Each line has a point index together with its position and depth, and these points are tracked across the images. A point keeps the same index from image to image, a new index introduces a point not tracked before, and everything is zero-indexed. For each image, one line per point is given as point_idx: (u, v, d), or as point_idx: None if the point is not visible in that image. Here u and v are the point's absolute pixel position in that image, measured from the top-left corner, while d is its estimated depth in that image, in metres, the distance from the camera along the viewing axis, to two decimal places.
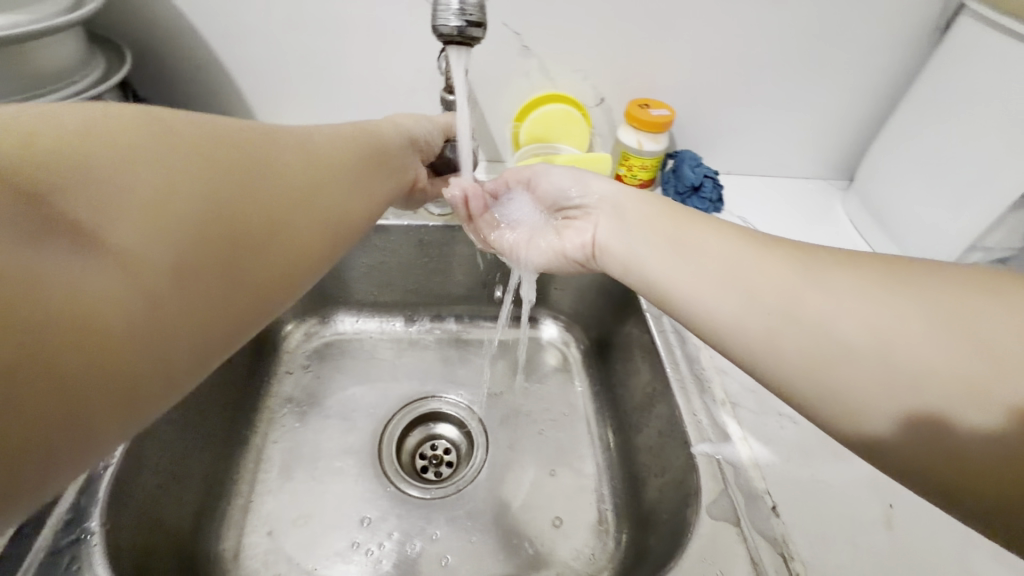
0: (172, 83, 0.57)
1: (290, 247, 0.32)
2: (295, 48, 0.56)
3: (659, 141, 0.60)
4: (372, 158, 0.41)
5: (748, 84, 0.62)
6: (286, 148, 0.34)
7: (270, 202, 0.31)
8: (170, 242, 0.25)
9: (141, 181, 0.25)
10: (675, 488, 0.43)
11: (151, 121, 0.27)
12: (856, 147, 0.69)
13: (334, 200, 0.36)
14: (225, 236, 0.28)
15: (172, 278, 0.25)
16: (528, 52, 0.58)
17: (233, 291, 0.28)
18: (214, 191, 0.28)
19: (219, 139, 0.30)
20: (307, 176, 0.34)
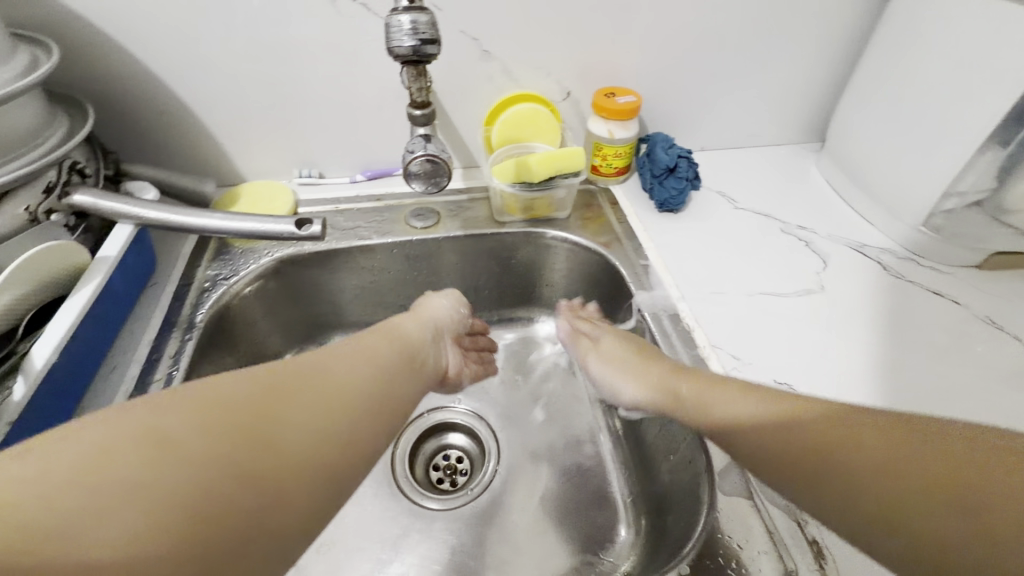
0: (136, 129, 0.57)
1: (283, 532, 0.27)
2: (258, 80, 0.56)
3: (630, 128, 0.60)
4: (391, 369, 0.38)
5: (710, 60, 0.63)
6: (300, 398, 0.31)
7: (303, 424, 0.30)
8: (183, 513, 0.24)
9: (115, 515, 0.23)
10: (686, 469, 0.43)
11: (146, 423, 0.26)
12: (823, 108, 0.70)
13: (343, 450, 0.31)
14: (203, 550, 0.24)
15: (188, 551, 0.23)
16: (489, 56, 0.58)
17: (270, 529, 0.26)
18: (190, 494, 0.25)
19: (210, 427, 0.27)
20: (316, 434, 0.30)
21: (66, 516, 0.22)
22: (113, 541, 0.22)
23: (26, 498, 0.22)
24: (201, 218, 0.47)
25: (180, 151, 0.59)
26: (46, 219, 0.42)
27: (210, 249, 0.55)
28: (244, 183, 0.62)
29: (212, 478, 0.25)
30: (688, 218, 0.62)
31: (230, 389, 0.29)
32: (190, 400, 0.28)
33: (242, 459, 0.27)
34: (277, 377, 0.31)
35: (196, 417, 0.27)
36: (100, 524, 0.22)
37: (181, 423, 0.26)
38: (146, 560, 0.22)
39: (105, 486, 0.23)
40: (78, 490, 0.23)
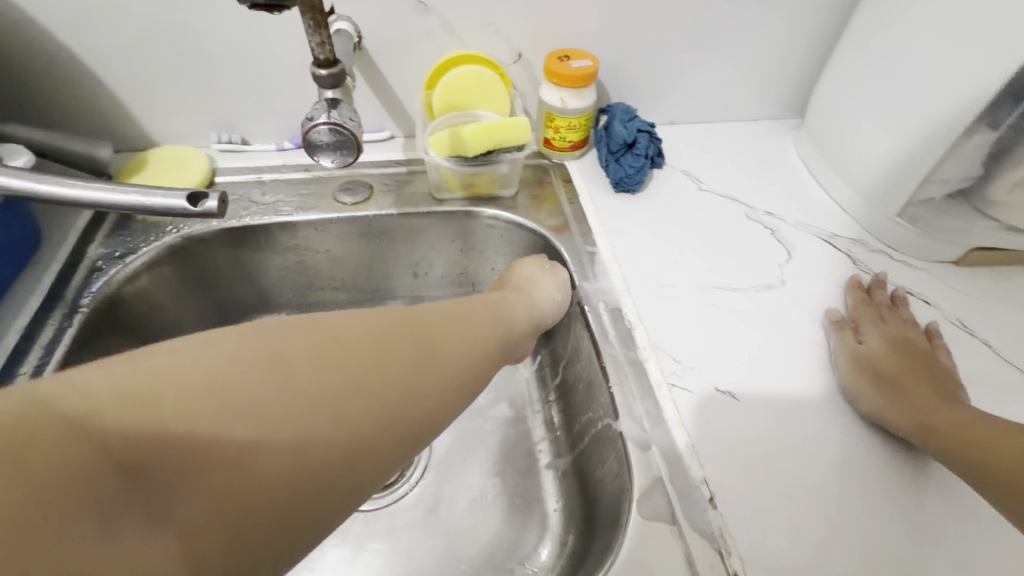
0: (18, 82, 0.50)
1: (353, 486, 0.26)
2: (157, 29, 0.49)
3: (585, 97, 0.54)
4: (490, 347, 0.35)
5: (679, 21, 0.56)
6: (403, 356, 0.29)
7: (402, 377, 0.29)
8: (287, 428, 0.25)
9: (224, 413, 0.24)
10: (615, 483, 0.39)
11: (274, 345, 0.27)
12: (804, 79, 0.63)
13: (426, 412, 0.29)
14: (287, 482, 0.24)
15: (286, 464, 0.24)
16: (425, 9, 0.51)
17: (351, 469, 0.26)
18: (296, 414, 0.25)
19: (320, 357, 0.27)
20: (406, 391, 0.29)
21: (187, 413, 0.23)
22: (220, 451, 0.23)
23: (167, 383, 0.23)
24: (74, 186, 0.40)
25: (76, 110, 0.52)
26: None
27: (108, 223, 0.49)
28: (154, 149, 0.55)
29: (315, 405, 0.26)
30: (647, 200, 0.56)
31: (353, 330, 0.29)
32: (320, 331, 0.28)
33: (343, 404, 0.26)
34: (394, 326, 0.30)
35: (322, 352, 0.27)
36: (214, 429, 0.23)
37: (296, 346, 0.27)
38: (244, 477, 0.23)
39: (224, 383, 0.24)
40: (214, 382, 0.24)
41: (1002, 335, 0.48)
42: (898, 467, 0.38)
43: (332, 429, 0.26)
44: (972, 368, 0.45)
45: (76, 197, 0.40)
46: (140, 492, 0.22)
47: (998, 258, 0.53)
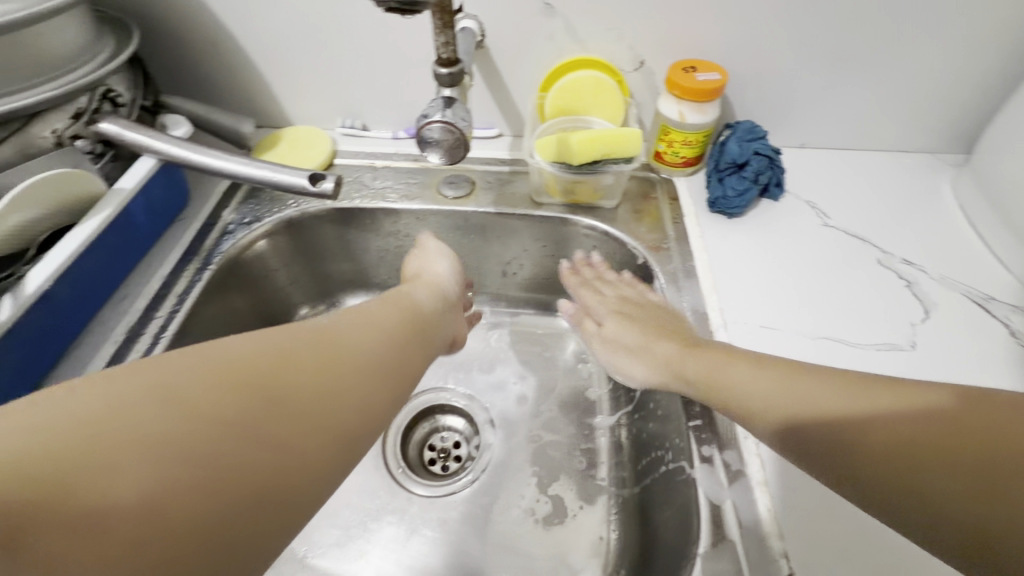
0: (188, 62, 0.56)
1: (297, 490, 0.27)
2: (304, 20, 0.53)
3: (706, 112, 0.50)
4: (404, 339, 0.37)
5: (829, 37, 0.50)
6: (310, 371, 0.30)
7: (313, 389, 0.29)
8: (181, 475, 0.23)
9: (111, 471, 0.22)
10: (678, 528, 0.37)
11: (157, 386, 0.25)
12: (978, 111, 0.54)
13: (344, 421, 0.30)
14: (222, 498, 0.24)
15: (181, 517, 0.23)
16: (551, 11, 0.50)
17: (261, 502, 0.25)
18: (190, 456, 0.24)
19: (213, 392, 0.26)
20: (321, 402, 0.29)
21: (85, 451, 0.22)
22: (125, 487, 0.22)
23: (57, 428, 0.22)
24: (220, 158, 0.45)
25: (231, 89, 0.58)
26: (71, 144, 0.42)
27: (241, 191, 0.55)
28: (288, 128, 0.61)
29: (213, 442, 0.25)
30: (760, 229, 0.52)
31: (256, 348, 0.29)
32: (204, 367, 0.27)
33: (261, 412, 0.27)
34: (297, 339, 0.31)
35: (227, 372, 0.27)
36: (118, 464, 0.22)
37: (184, 384, 0.26)
38: (171, 499, 0.23)
39: (111, 436, 0.23)
40: (92, 439, 0.22)
41: None
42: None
43: (233, 462, 0.25)
44: None
45: (220, 168, 0.45)
46: (46, 539, 0.20)
47: None
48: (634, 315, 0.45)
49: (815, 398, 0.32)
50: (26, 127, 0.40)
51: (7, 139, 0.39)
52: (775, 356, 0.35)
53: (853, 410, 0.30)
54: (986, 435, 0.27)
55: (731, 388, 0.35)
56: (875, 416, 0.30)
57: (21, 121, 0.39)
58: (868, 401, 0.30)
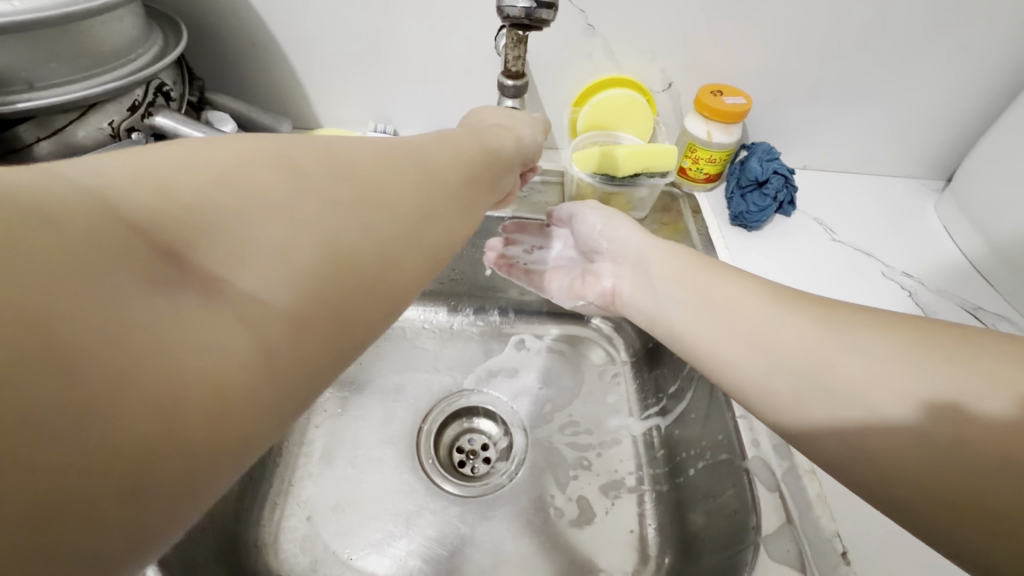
0: (223, 59, 0.56)
1: (404, 293, 0.23)
2: (347, 26, 0.53)
3: (732, 132, 0.54)
4: (493, 171, 0.32)
5: (837, 72, 0.55)
6: (403, 174, 0.25)
7: (413, 194, 0.25)
8: (294, 274, 0.19)
9: (218, 250, 0.18)
10: (727, 518, 0.40)
11: (257, 166, 0.21)
12: (956, 144, 0.61)
13: (446, 242, 0.26)
14: (344, 276, 0.21)
15: (295, 322, 0.19)
16: (592, 31, 0.53)
17: (374, 316, 0.22)
18: (303, 256, 0.20)
19: (312, 181, 0.22)
20: (425, 214, 0.25)
21: (202, 206, 0.19)
22: (243, 279, 0.18)
23: (179, 182, 0.19)
24: None
25: (264, 87, 0.58)
26: (127, 137, 0.42)
27: None
28: (319, 129, 0.61)
29: (324, 244, 0.21)
30: (776, 241, 0.56)
31: (356, 147, 0.25)
32: (301, 158, 0.23)
33: (370, 201, 0.23)
34: (390, 143, 0.27)
35: (323, 155, 0.23)
36: (242, 226, 0.19)
37: (277, 170, 0.21)
38: (294, 272, 0.19)
39: (210, 209, 0.19)
40: (189, 212, 0.18)
41: None
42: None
43: (348, 268, 0.21)
44: None
45: None
46: (183, 296, 0.17)
47: None
48: (626, 259, 0.43)
49: (809, 360, 0.31)
50: (83, 117, 0.40)
51: (67, 128, 0.40)
52: (762, 298, 0.34)
53: (843, 376, 0.29)
54: (969, 454, 0.25)
55: (721, 318, 0.35)
56: (866, 397, 0.28)
57: (81, 111, 0.40)
58: (873, 375, 0.28)
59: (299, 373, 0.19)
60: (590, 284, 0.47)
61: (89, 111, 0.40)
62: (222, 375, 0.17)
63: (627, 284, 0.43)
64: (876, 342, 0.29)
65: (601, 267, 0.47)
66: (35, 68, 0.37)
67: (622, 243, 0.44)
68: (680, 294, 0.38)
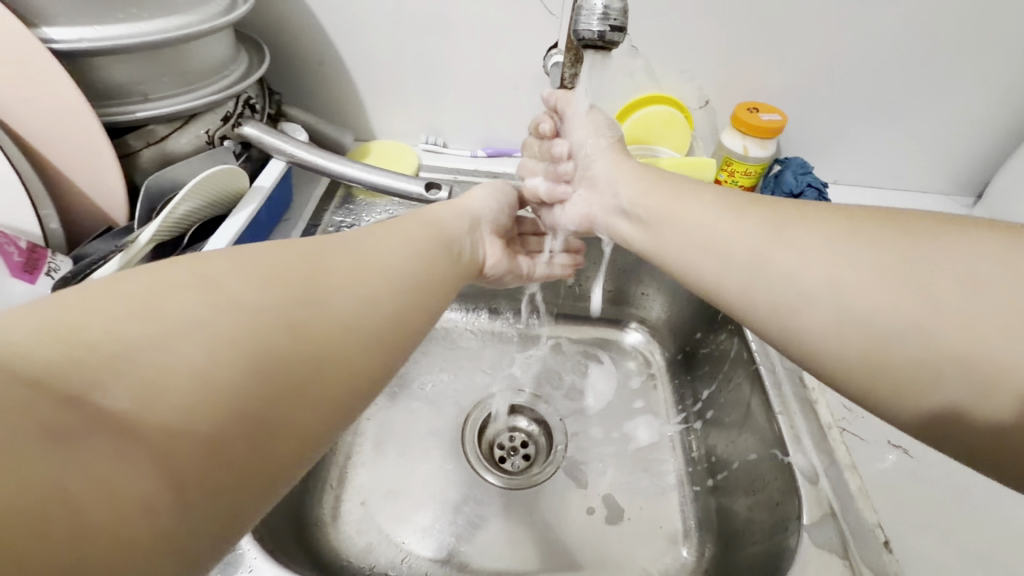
0: (295, 75, 0.61)
1: (332, 393, 0.25)
2: (410, 46, 0.58)
3: (767, 147, 0.57)
4: (434, 259, 0.36)
5: (871, 90, 0.58)
6: (329, 277, 0.28)
7: (339, 297, 0.28)
8: (209, 400, 0.21)
9: (131, 384, 0.19)
10: (769, 511, 0.42)
11: (171, 301, 0.23)
12: (987, 162, 0.63)
13: (377, 333, 0.28)
14: (262, 389, 0.23)
15: (208, 447, 0.20)
16: (636, 52, 0.57)
17: (294, 426, 0.24)
18: (218, 380, 0.21)
19: (228, 302, 0.24)
20: (355, 311, 0.28)
21: (118, 348, 0.20)
22: (156, 411, 0.19)
23: (96, 330, 0.20)
24: (343, 163, 0.49)
25: (326, 101, 0.63)
26: (220, 144, 0.46)
27: (337, 196, 0.59)
28: (375, 141, 0.65)
29: (244, 363, 0.23)
30: None
31: (280, 269, 0.27)
32: (215, 282, 0.25)
33: (282, 311, 0.25)
34: (312, 255, 0.30)
35: (234, 275, 0.26)
36: (156, 355, 0.21)
37: (196, 298, 0.23)
38: (208, 393, 0.21)
39: (125, 349, 0.20)
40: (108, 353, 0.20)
41: None
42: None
43: (266, 384, 0.23)
44: None
45: (343, 173, 0.49)
46: (93, 435, 0.18)
47: None
48: (595, 181, 0.44)
49: (758, 259, 0.32)
50: (185, 126, 0.44)
51: (169, 136, 0.44)
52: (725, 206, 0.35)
53: (782, 267, 0.31)
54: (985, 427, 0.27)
55: (679, 229, 0.37)
56: (797, 282, 0.31)
57: (183, 121, 0.44)
58: (824, 262, 0.30)
59: (215, 491, 0.20)
60: (566, 211, 0.48)
61: (189, 120, 0.44)
62: (135, 500, 0.18)
63: (597, 207, 0.44)
64: (817, 238, 0.31)
65: (570, 194, 0.47)
66: (148, 82, 0.41)
67: (594, 166, 0.44)
68: (645, 206, 0.39)
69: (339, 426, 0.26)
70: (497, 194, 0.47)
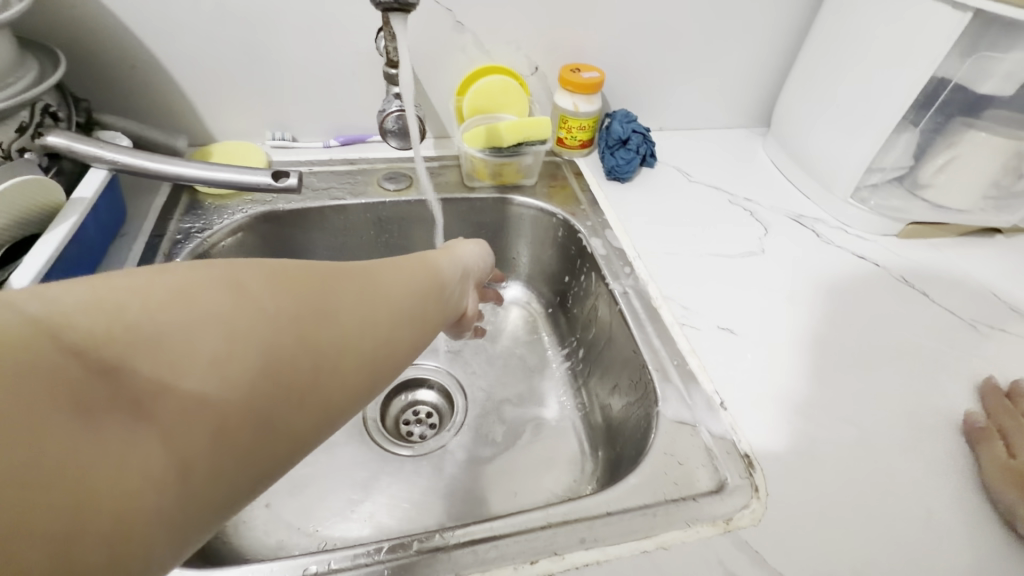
0: (104, 82, 0.56)
1: (323, 403, 0.27)
2: (230, 39, 0.56)
3: (594, 102, 0.64)
4: (431, 292, 0.38)
5: (669, 45, 0.67)
6: (344, 294, 0.30)
7: (345, 317, 0.30)
8: (219, 397, 0.23)
9: (156, 374, 0.22)
10: (637, 409, 0.48)
11: (200, 289, 0.25)
12: (769, 94, 0.76)
13: (373, 358, 0.30)
14: (266, 395, 0.25)
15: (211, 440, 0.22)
16: (461, 27, 0.60)
17: (285, 431, 0.26)
18: (232, 379, 0.24)
19: (247, 301, 0.26)
20: (359, 331, 0.30)
21: (146, 335, 0.22)
22: (169, 404, 0.22)
23: (129, 308, 0.22)
24: (176, 163, 0.47)
25: (150, 106, 0.59)
26: (20, 156, 0.42)
27: (181, 203, 0.56)
28: (215, 143, 0.62)
29: (255, 365, 0.24)
30: (642, 187, 0.67)
31: (299, 274, 0.29)
32: (243, 279, 0.26)
33: (295, 319, 0.27)
34: (330, 269, 0.31)
35: (265, 275, 0.27)
36: (181, 348, 0.22)
37: (219, 290, 0.25)
38: (219, 388, 0.23)
39: (150, 337, 0.22)
40: (133, 337, 0.22)
41: (941, 291, 0.58)
42: (869, 389, 0.47)
43: (268, 390, 0.25)
44: (924, 311, 0.56)
45: (177, 174, 0.47)
46: (117, 417, 0.20)
47: (931, 233, 0.64)
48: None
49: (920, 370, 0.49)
50: None
51: None
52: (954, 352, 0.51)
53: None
54: None
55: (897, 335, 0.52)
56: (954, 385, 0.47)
57: None
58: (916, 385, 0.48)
59: (208, 480, 0.22)
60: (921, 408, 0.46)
61: None
62: (142, 479, 0.20)
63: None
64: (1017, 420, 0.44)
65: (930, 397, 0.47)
66: None
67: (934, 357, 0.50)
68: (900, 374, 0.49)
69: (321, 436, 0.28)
70: (483, 254, 0.50)
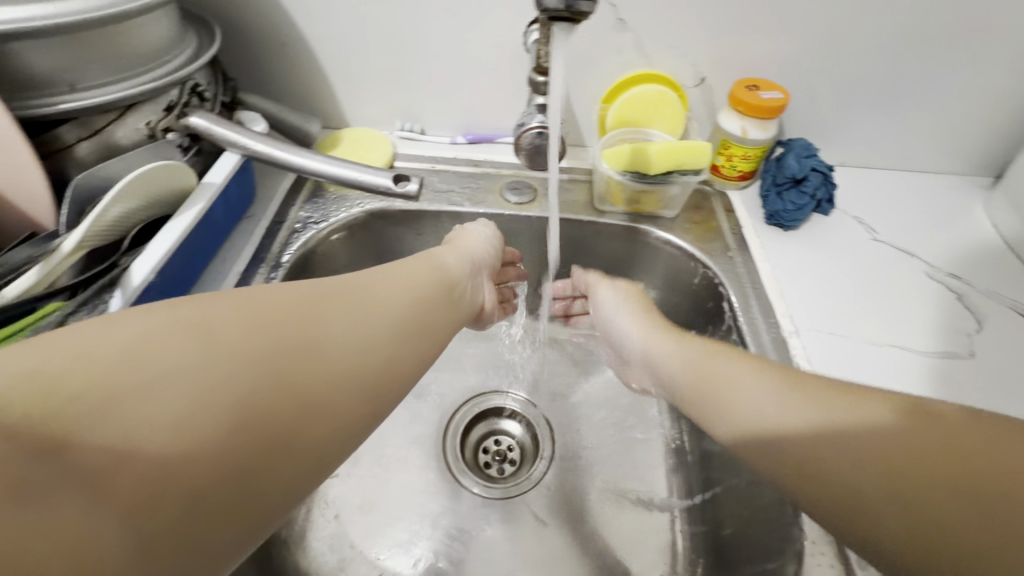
0: (254, 59, 0.56)
1: (309, 441, 0.26)
2: (375, 24, 0.53)
3: (768, 129, 0.52)
4: (433, 302, 0.36)
5: (882, 66, 0.53)
6: (327, 323, 0.29)
7: (331, 344, 0.29)
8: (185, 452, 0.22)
9: (113, 433, 0.21)
10: (763, 534, 0.40)
11: (160, 342, 0.24)
12: (1009, 138, 0.58)
13: (364, 385, 0.29)
14: (240, 444, 0.24)
15: (178, 503, 0.21)
16: (623, 26, 0.52)
17: (266, 478, 0.24)
18: (198, 429, 0.23)
19: (213, 348, 0.25)
20: (345, 360, 0.29)
21: (103, 392, 0.21)
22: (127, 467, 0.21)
23: (80, 370, 0.21)
24: (302, 155, 0.45)
25: (292, 85, 0.58)
26: (163, 136, 0.42)
27: (305, 190, 0.55)
28: (346, 128, 0.61)
29: (224, 413, 0.24)
30: (809, 238, 0.54)
31: (272, 306, 0.28)
32: (210, 325, 0.26)
33: (266, 357, 0.26)
34: (308, 297, 0.30)
35: (234, 316, 0.27)
36: (140, 406, 0.22)
37: (183, 340, 0.24)
38: (185, 441, 0.22)
39: (106, 397, 0.21)
40: (90, 400, 0.21)
41: None
42: None
43: (241, 437, 0.24)
44: None
45: (302, 166, 0.45)
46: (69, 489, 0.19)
47: None
48: None
49: None
50: (121, 117, 0.40)
51: (106, 128, 0.40)
52: None
53: None
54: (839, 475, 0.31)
55: None
56: None
57: (119, 111, 0.40)
58: None
59: (181, 544, 0.21)
60: None
61: (128, 111, 0.40)
62: (98, 550, 0.19)
63: None
64: None
65: None
66: (77, 71, 0.37)
67: None
68: None
69: (315, 475, 0.27)
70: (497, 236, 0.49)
